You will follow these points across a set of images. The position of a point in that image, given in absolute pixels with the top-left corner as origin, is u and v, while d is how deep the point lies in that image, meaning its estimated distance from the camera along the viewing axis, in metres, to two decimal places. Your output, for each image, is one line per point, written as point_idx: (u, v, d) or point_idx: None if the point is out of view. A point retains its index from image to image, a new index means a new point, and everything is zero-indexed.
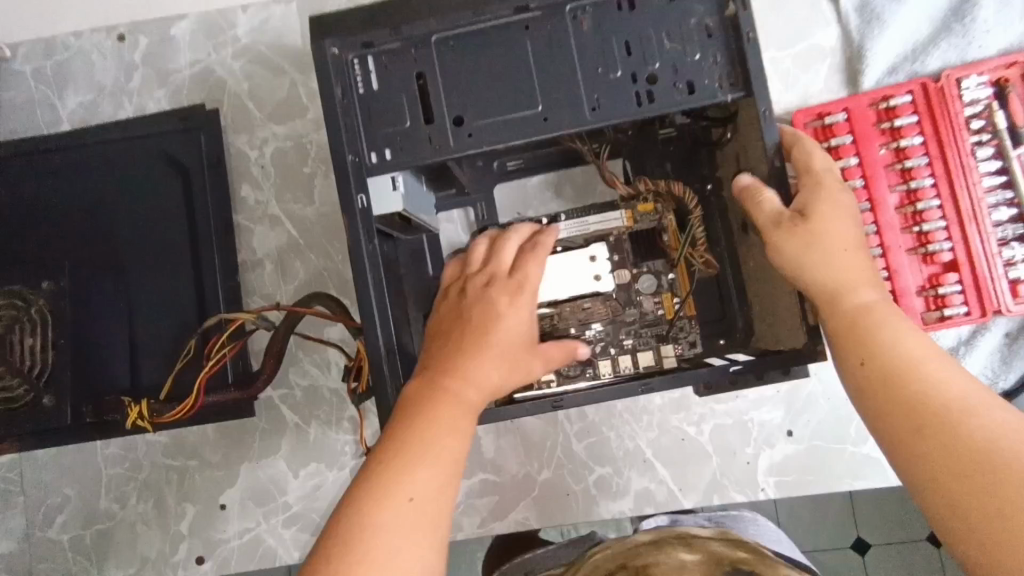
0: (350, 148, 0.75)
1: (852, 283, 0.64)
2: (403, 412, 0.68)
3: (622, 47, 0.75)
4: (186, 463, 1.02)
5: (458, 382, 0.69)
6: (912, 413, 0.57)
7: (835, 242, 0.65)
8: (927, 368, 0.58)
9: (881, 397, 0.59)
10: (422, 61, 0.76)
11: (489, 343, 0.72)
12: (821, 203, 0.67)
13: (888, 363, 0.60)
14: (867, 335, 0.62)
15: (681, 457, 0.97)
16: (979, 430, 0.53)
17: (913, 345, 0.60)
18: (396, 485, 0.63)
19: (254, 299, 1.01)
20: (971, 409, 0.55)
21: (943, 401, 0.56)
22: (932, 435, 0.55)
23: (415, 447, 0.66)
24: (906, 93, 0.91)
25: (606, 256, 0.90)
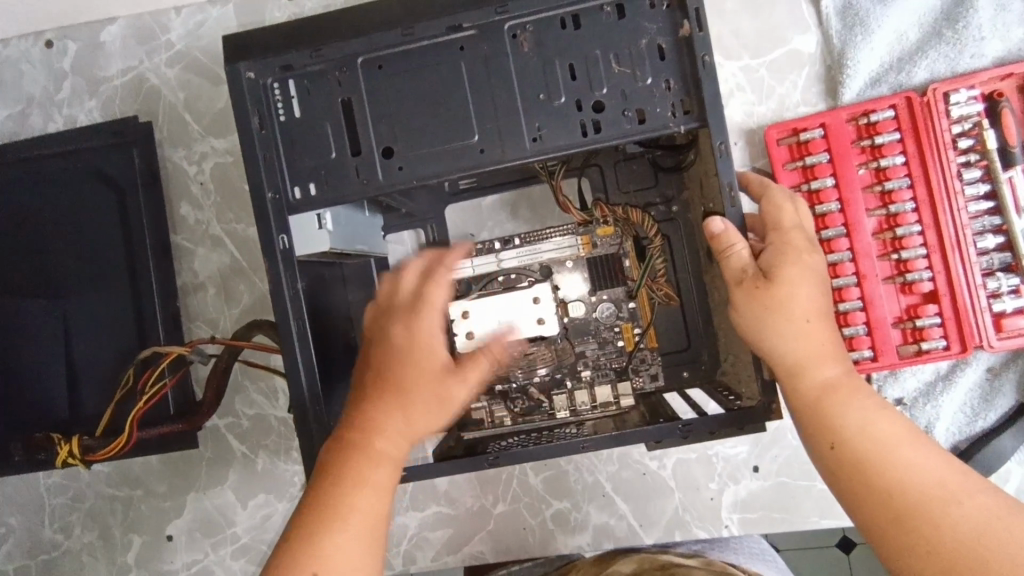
0: (271, 184, 0.69)
1: (814, 355, 0.61)
2: (323, 479, 0.61)
3: (566, 70, 0.67)
4: (130, 493, 0.98)
5: (382, 441, 0.62)
6: (889, 505, 0.55)
7: (797, 306, 0.61)
8: (900, 454, 0.57)
9: (856, 487, 0.57)
10: (348, 85, 0.69)
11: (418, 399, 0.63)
12: (789, 262, 0.62)
13: (859, 449, 0.58)
14: (831, 416, 0.60)
15: (642, 492, 0.92)
16: (957, 523, 0.53)
17: (881, 426, 0.59)
18: (323, 564, 0.58)
19: (196, 324, 0.96)
20: (947, 496, 0.55)
21: (918, 490, 0.55)
22: (915, 529, 0.54)
23: (340, 516, 0.60)
24: (889, 108, 0.84)
25: (551, 297, 0.82)
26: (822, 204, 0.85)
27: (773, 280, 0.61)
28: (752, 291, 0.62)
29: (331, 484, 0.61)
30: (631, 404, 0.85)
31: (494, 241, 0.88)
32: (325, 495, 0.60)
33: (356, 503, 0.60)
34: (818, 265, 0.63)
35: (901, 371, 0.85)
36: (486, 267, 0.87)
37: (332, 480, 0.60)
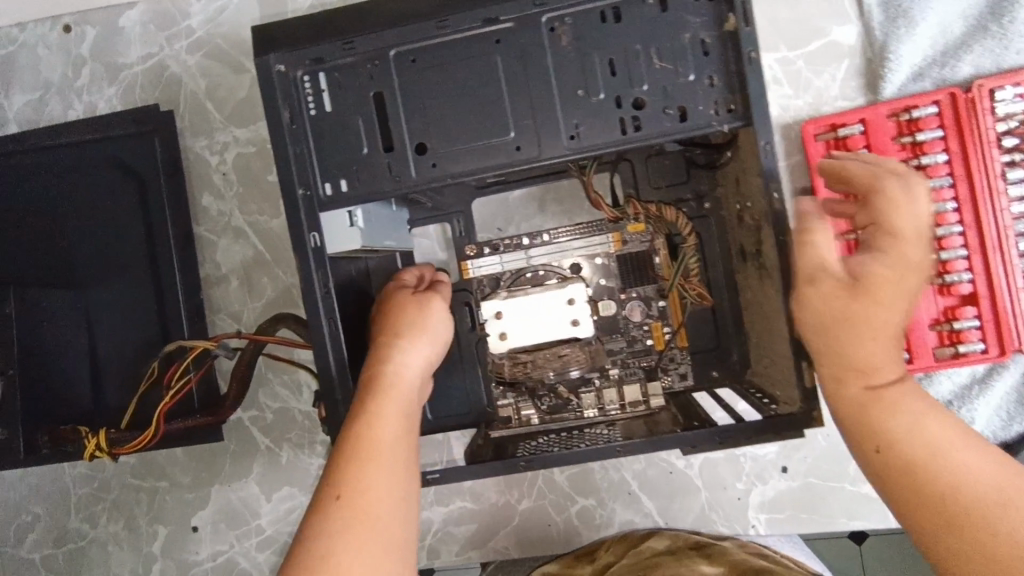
0: (301, 181, 0.67)
1: (869, 359, 0.57)
2: (350, 419, 0.62)
3: (606, 66, 0.65)
4: (155, 484, 0.98)
5: (396, 370, 0.66)
6: (945, 515, 0.51)
7: (880, 323, 0.57)
8: (955, 457, 0.53)
9: (908, 493, 0.53)
10: (380, 78, 0.67)
11: (416, 323, 0.70)
12: (879, 268, 0.57)
13: (906, 451, 0.54)
14: (877, 416, 0.56)
15: (668, 491, 0.92)
16: (1020, 532, 0.49)
17: (935, 430, 0.54)
18: (354, 499, 0.57)
19: (220, 317, 0.95)
20: (1009, 503, 0.50)
21: (977, 498, 0.51)
22: (975, 536, 0.50)
23: (369, 454, 0.60)
24: (932, 103, 0.81)
25: (585, 299, 0.81)
26: None
27: (862, 294, 0.57)
28: (836, 301, 0.58)
29: (356, 423, 0.61)
30: (661, 404, 0.83)
31: (522, 237, 0.86)
32: (352, 434, 0.61)
33: (382, 439, 0.61)
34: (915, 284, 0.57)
35: (937, 373, 0.84)
36: (515, 264, 0.86)
37: (359, 418, 0.61)
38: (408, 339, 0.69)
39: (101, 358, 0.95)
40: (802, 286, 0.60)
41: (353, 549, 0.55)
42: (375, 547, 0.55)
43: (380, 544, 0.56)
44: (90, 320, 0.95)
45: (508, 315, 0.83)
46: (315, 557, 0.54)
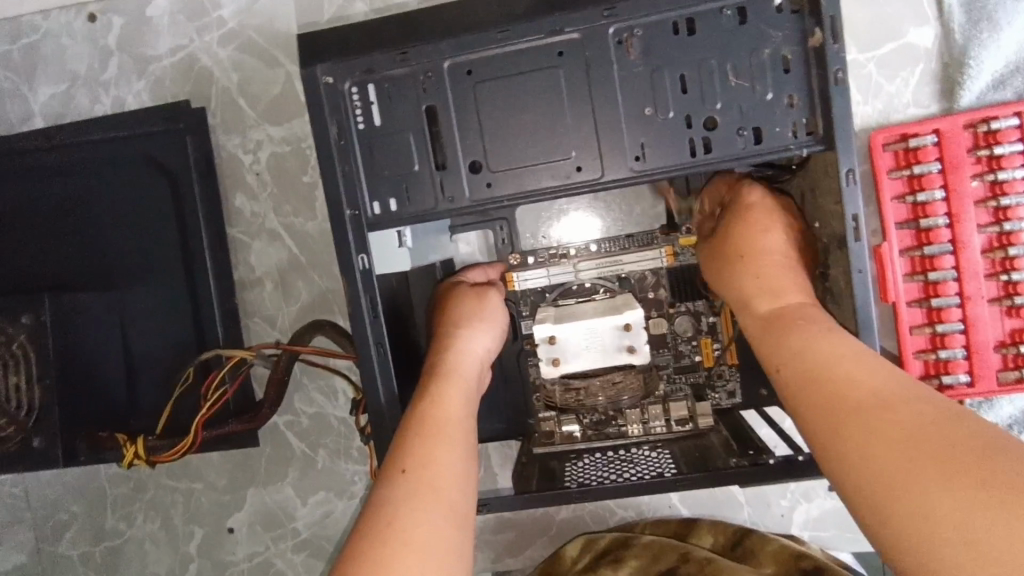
0: (349, 199, 0.64)
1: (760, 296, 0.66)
2: (418, 403, 0.64)
3: (677, 82, 0.61)
4: (191, 485, 0.98)
5: (457, 356, 0.70)
6: (833, 413, 0.52)
7: (759, 251, 0.68)
8: (841, 368, 0.54)
9: (806, 407, 0.54)
10: (433, 91, 0.63)
11: (481, 316, 0.75)
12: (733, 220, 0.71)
13: (806, 368, 0.56)
14: (783, 342, 0.60)
15: (710, 506, 0.90)
16: (903, 422, 0.47)
17: (833, 347, 0.56)
18: (420, 472, 0.58)
19: (255, 321, 0.93)
20: (881, 404, 0.49)
21: (861, 396, 0.51)
22: (849, 435, 0.49)
23: (443, 436, 0.62)
24: (1013, 115, 0.76)
25: (643, 324, 0.76)
26: (927, 218, 0.79)
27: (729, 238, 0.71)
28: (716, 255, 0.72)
29: (426, 407, 0.64)
30: (709, 424, 0.81)
31: (568, 247, 0.83)
32: (423, 416, 0.63)
33: (449, 419, 0.63)
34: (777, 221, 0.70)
35: (998, 397, 0.81)
36: (562, 278, 0.82)
37: (428, 402, 0.64)
38: (471, 331, 0.73)
39: (135, 361, 0.93)
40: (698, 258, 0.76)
41: (418, 512, 0.55)
42: (439, 515, 0.56)
43: (446, 513, 0.56)
44: (124, 322, 0.93)
45: (563, 340, 0.77)
46: (383, 516, 0.55)
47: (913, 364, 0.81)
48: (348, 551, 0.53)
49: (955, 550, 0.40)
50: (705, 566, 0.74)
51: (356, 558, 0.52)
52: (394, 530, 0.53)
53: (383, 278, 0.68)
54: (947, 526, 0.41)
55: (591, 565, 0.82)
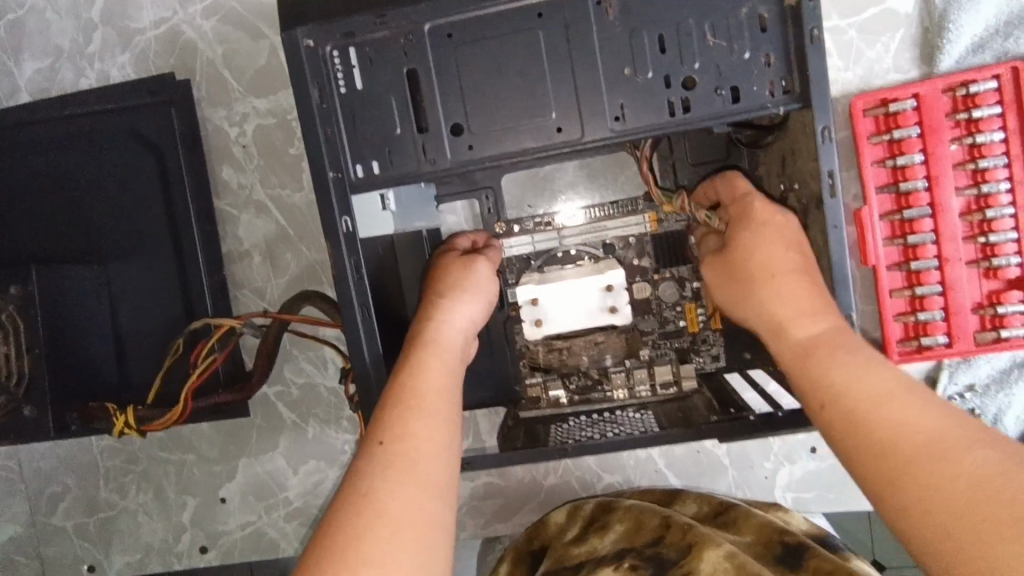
0: (332, 162, 0.64)
1: (783, 306, 0.63)
2: (398, 374, 0.65)
3: (655, 42, 0.61)
4: (183, 457, 0.99)
5: (438, 327, 0.70)
6: (882, 457, 0.49)
7: (768, 267, 0.65)
8: (884, 407, 0.51)
9: (857, 454, 0.51)
10: (414, 54, 0.63)
11: (463, 285, 0.74)
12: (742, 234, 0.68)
13: (845, 406, 0.53)
14: (818, 373, 0.57)
15: (695, 469, 0.92)
16: (960, 469, 0.44)
17: (874, 383, 0.53)
18: (397, 442, 0.59)
19: (243, 292, 0.93)
20: (943, 450, 0.46)
21: (910, 440, 0.48)
22: (906, 488, 0.46)
23: (419, 406, 0.62)
24: (992, 78, 0.77)
25: (624, 285, 0.79)
26: (906, 181, 0.80)
27: (736, 252, 0.67)
28: (726, 273, 0.68)
29: (405, 377, 0.65)
30: (693, 387, 0.83)
31: (553, 215, 0.84)
32: (402, 386, 0.64)
33: (425, 391, 0.64)
34: (783, 227, 0.66)
35: (975, 357, 0.83)
36: (547, 244, 0.84)
37: (408, 372, 0.65)
38: (452, 301, 0.72)
39: (126, 334, 0.94)
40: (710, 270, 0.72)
41: (393, 480, 0.57)
42: (413, 484, 0.57)
43: (420, 485, 0.57)
44: (113, 296, 0.93)
45: (546, 301, 0.80)
46: (357, 488, 0.56)
47: (893, 327, 0.82)
48: (325, 521, 0.55)
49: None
50: (686, 531, 0.72)
51: (330, 529, 0.53)
52: (368, 501, 0.55)
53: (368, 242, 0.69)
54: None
55: (576, 531, 0.83)
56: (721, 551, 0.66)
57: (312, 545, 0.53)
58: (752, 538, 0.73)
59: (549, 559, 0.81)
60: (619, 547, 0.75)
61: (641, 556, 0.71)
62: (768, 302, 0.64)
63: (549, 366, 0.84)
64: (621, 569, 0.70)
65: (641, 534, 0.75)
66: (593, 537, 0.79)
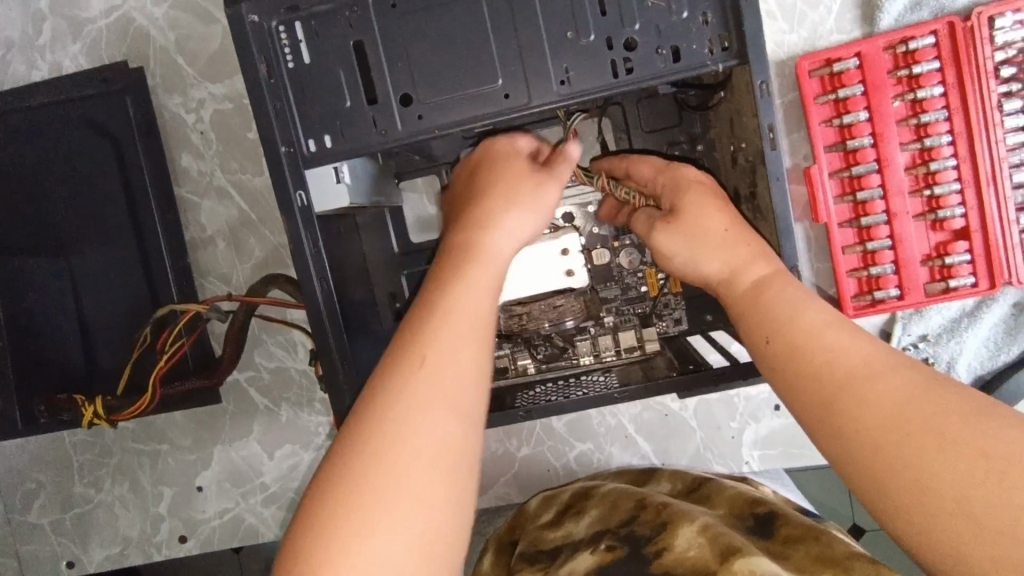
0: (284, 137, 0.65)
1: (727, 253, 0.63)
2: (438, 284, 0.59)
3: (596, 5, 0.63)
4: (157, 447, 0.99)
5: (493, 241, 0.64)
6: (818, 386, 0.49)
7: (711, 222, 0.65)
8: (823, 340, 0.51)
9: (797, 388, 0.51)
10: (359, 26, 0.64)
11: (526, 200, 0.68)
12: (686, 196, 0.68)
13: (786, 336, 0.53)
14: (761, 310, 0.57)
15: (663, 433, 0.94)
16: (888, 394, 0.45)
17: (809, 318, 0.53)
18: (441, 357, 0.52)
19: (209, 280, 0.93)
20: (867, 375, 0.47)
21: (843, 370, 0.48)
22: (839, 413, 0.47)
23: (465, 324, 0.55)
24: (929, 34, 0.79)
25: (579, 248, 0.83)
26: (853, 139, 0.82)
27: (677, 211, 0.67)
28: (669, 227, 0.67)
29: (444, 288, 0.58)
30: (655, 349, 0.84)
31: None
32: (441, 296, 0.57)
33: (462, 307, 0.56)
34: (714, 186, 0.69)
35: (927, 309, 0.85)
36: None
37: (449, 284, 0.58)
38: (513, 211, 0.67)
39: (91, 327, 0.94)
40: (648, 240, 0.70)
41: (412, 439, 0.48)
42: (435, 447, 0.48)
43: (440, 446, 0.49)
44: (76, 288, 0.93)
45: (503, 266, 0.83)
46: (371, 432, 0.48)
47: (847, 282, 0.85)
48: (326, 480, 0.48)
49: (973, 542, 0.39)
50: (661, 512, 0.74)
51: (336, 488, 0.46)
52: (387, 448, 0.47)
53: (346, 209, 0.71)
54: (941, 497, 0.40)
55: (554, 515, 0.85)
56: (694, 527, 0.69)
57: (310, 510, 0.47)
58: (726, 511, 0.76)
59: (526, 541, 0.82)
60: (595, 530, 0.77)
61: (617, 535, 0.74)
62: (721, 249, 0.63)
63: (508, 333, 0.84)
64: (598, 549, 0.72)
65: (616, 515, 0.78)
66: (570, 523, 0.81)
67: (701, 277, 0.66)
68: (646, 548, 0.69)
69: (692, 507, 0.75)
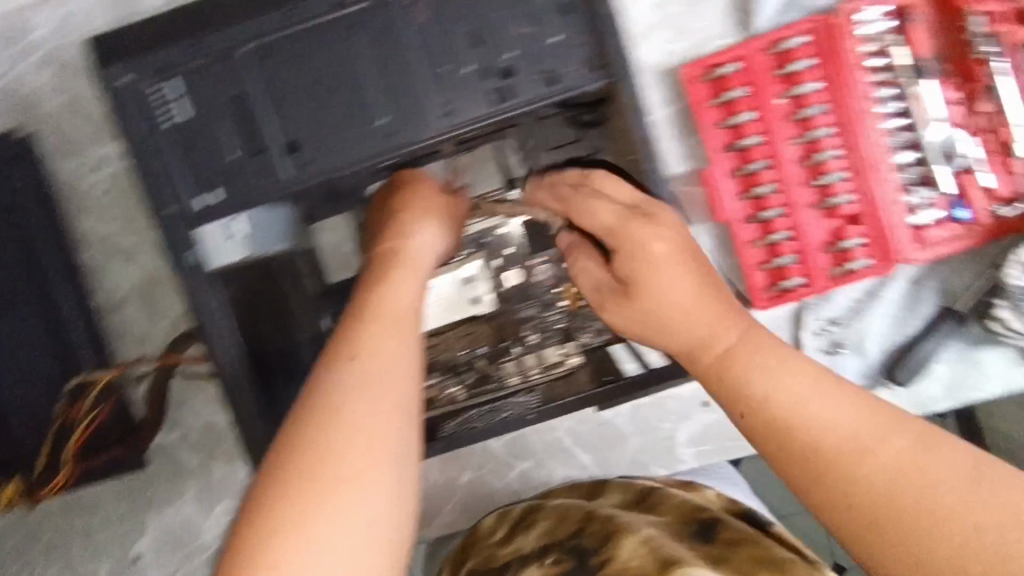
0: (172, 196, 0.65)
1: (695, 330, 0.56)
2: (366, 286, 0.62)
3: (468, 37, 0.64)
4: (88, 520, 0.96)
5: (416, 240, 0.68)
6: (808, 461, 0.47)
7: (662, 294, 0.58)
8: (807, 411, 0.48)
9: (782, 460, 0.48)
10: (235, 79, 0.64)
11: (437, 210, 0.73)
12: (631, 267, 0.60)
13: (769, 410, 0.49)
14: (732, 378, 0.53)
15: (599, 442, 0.96)
16: (885, 469, 0.44)
17: (788, 381, 0.50)
18: (367, 359, 0.55)
19: (125, 343, 0.91)
20: (860, 450, 0.45)
21: (833, 444, 0.46)
22: (835, 493, 0.45)
23: (388, 323, 0.58)
24: (800, 33, 0.83)
25: (482, 276, 0.86)
26: (743, 139, 0.86)
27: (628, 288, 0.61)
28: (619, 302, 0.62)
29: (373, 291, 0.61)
30: (579, 362, 0.85)
31: None
32: (364, 300, 0.60)
33: (388, 302, 0.60)
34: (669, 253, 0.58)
35: (833, 292, 0.89)
36: None
37: (373, 288, 0.61)
38: (427, 222, 0.71)
39: None
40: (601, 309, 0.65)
41: (343, 452, 0.49)
42: (366, 450, 0.50)
43: (369, 451, 0.50)
44: None
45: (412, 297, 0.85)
46: (294, 474, 0.48)
47: (755, 275, 0.88)
48: (246, 525, 0.47)
49: None
50: (608, 522, 0.75)
51: (272, 510, 0.47)
52: (311, 488, 0.47)
53: (252, 262, 0.72)
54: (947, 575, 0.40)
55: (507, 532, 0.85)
56: (637, 538, 0.70)
57: (233, 557, 0.46)
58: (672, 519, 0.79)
59: (478, 560, 0.82)
60: (543, 542, 0.77)
61: (564, 547, 0.74)
62: (675, 324, 0.58)
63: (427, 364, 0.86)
64: (545, 564, 0.72)
65: (564, 527, 0.78)
66: (520, 538, 0.81)
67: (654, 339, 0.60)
68: (591, 560, 0.70)
69: (638, 518, 0.77)
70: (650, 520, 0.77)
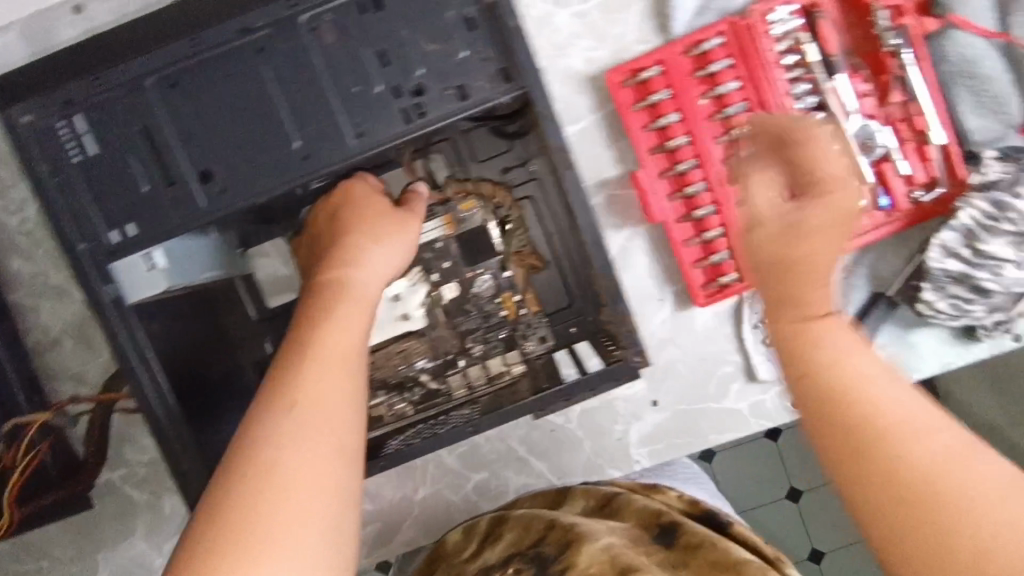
0: (86, 233, 0.65)
1: (817, 291, 0.56)
2: (303, 327, 0.62)
3: (376, 57, 0.64)
4: (37, 565, 0.93)
5: (357, 275, 0.68)
6: (852, 435, 0.48)
7: (820, 252, 0.56)
8: (862, 391, 0.49)
9: (822, 430, 0.50)
10: (143, 111, 0.64)
11: (388, 231, 0.71)
12: (818, 212, 0.57)
13: (825, 383, 0.51)
14: (810, 349, 0.53)
15: (552, 448, 0.95)
16: (931, 458, 0.45)
17: (853, 364, 0.51)
18: (307, 407, 0.55)
19: (61, 381, 0.90)
20: (912, 433, 0.46)
21: (889, 421, 0.47)
22: (864, 471, 0.47)
23: (324, 366, 0.59)
24: (717, 35, 0.84)
25: (410, 293, 0.86)
26: (670, 140, 0.87)
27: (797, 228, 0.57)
28: (777, 241, 0.58)
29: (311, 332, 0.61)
30: (521, 370, 0.84)
31: None
32: (302, 343, 0.61)
33: (327, 347, 0.60)
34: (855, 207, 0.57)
35: None
36: None
37: (312, 328, 0.62)
38: (370, 243, 0.70)
39: None
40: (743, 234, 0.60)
41: (282, 506, 0.50)
42: (307, 501, 0.51)
43: (311, 500, 0.51)
44: None
45: None
46: (227, 530, 0.48)
47: (693, 273, 0.88)
48: None
49: None
50: (568, 532, 0.74)
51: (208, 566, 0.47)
52: (241, 544, 0.47)
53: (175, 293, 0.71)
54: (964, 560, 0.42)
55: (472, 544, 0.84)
56: (598, 546, 0.70)
57: None
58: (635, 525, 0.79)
59: None
60: (507, 553, 0.77)
61: (527, 557, 0.75)
62: (805, 280, 0.56)
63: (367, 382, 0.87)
64: None
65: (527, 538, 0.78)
66: (486, 551, 0.80)
67: (774, 295, 0.57)
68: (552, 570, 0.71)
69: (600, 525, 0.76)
70: (611, 528, 0.76)
